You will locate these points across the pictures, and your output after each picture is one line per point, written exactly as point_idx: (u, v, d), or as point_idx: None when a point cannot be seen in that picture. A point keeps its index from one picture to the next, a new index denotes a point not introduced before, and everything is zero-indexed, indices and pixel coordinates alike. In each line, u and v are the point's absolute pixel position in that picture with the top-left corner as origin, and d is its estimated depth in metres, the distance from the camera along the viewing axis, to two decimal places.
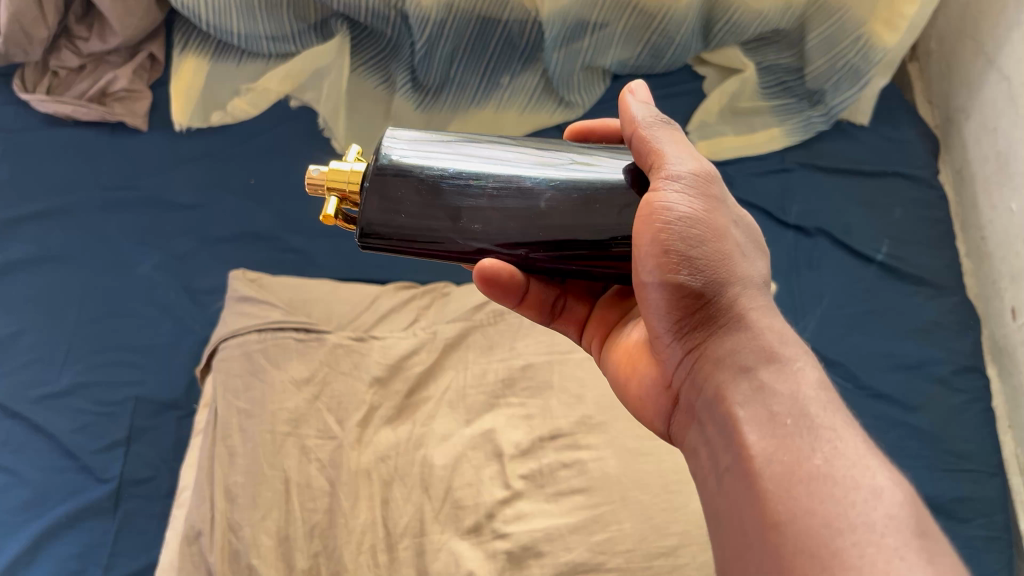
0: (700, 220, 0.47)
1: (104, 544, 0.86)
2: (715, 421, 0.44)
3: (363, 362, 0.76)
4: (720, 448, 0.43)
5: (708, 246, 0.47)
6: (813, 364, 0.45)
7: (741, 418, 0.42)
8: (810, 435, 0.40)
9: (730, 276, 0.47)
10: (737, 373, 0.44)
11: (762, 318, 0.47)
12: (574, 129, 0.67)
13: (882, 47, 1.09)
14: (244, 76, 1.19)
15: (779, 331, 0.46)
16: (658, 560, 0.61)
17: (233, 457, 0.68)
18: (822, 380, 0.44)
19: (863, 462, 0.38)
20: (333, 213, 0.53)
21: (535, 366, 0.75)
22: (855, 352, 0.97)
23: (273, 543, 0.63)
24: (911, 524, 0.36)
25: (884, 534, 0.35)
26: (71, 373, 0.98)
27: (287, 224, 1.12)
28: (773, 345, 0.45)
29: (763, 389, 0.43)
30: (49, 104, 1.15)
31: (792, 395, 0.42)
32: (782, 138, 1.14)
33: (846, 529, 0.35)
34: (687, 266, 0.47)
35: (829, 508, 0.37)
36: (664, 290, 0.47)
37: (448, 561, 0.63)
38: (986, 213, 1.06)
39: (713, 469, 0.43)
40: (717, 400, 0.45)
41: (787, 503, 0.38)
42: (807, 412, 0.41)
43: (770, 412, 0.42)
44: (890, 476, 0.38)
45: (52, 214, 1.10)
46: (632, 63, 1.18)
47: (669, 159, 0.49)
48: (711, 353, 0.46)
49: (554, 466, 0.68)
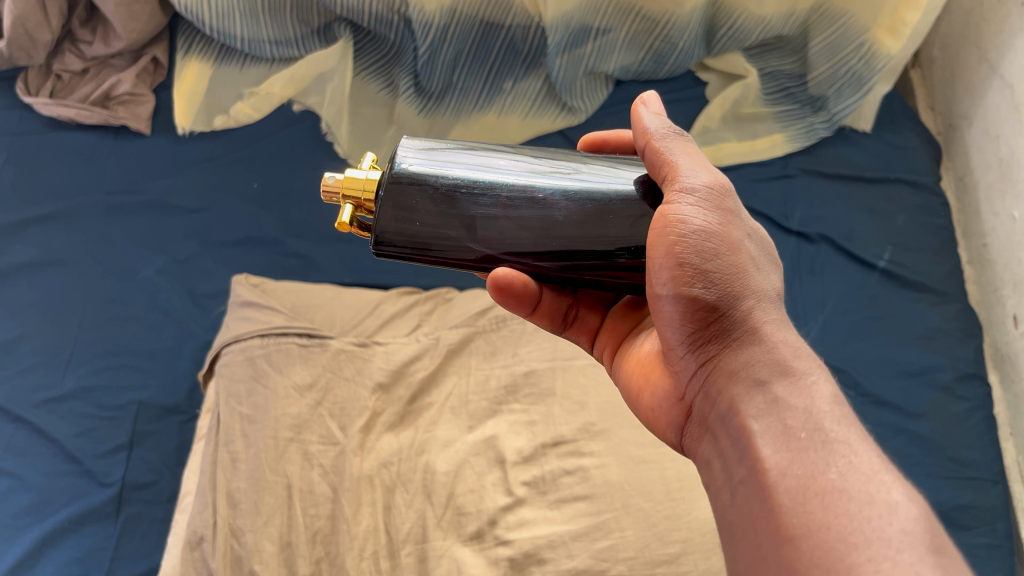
0: (715, 233, 0.47)
1: (106, 549, 0.86)
2: (729, 433, 0.44)
3: (366, 368, 0.76)
4: (733, 461, 0.43)
5: (723, 259, 0.47)
6: (827, 377, 0.45)
7: (755, 431, 0.42)
8: (825, 449, 0.40)
9: (746, 289, 0.47)
10: (751, 386, 0.44)
11: (776, 331, 0.47)
12: (589, 140, 0.68)
13: (885, 53, 1.08)
14: (247, 80, 1.19)
15: (793, 344, 0.46)
16: (660, 568, 0.61)
17: (236, 463, 0.68)
18: (836, 394, 0.44)
19: (877, 477, 0.38)
20: (348, 221, 0.55)
21: (537, 372, 0.76)
22: (857, 358, 0.97)
23: (275, 549, 0.63)
24: (926, 539, 0.36)
25: (899, 549, 0.35)
26: (74, 376, 0.98)
27: (290, 229, 1.12)
28: (786, 359, 0.45)
29: (777, 402, 0.43)
30: (53, 108, 1.15)
31: (807, 409, 0.42)
32: (784, 144, 1.14)
33: (862, 544, 0.35)
34: (702, 279, 0.47)
35: (844, 523, 0.36)
36: (678, 302, 0.47)
37: (449, 567, 0.62)
38: (988, 220, 1.06)
39: (726, 481, 0.43)
40: (730, 412, 0.45)
41: (801, 518, 0.38)
42: (821, 426, 0.41)
43: (784, 426, 0.42)
44: (905, 491, 0.38)
45: (55, 217, 1.10)
46: (635, 68, 1.19)
47: (683, 172, 0.49)
48: (725, 365, 0.46)
49: (556, 473, 0.68)
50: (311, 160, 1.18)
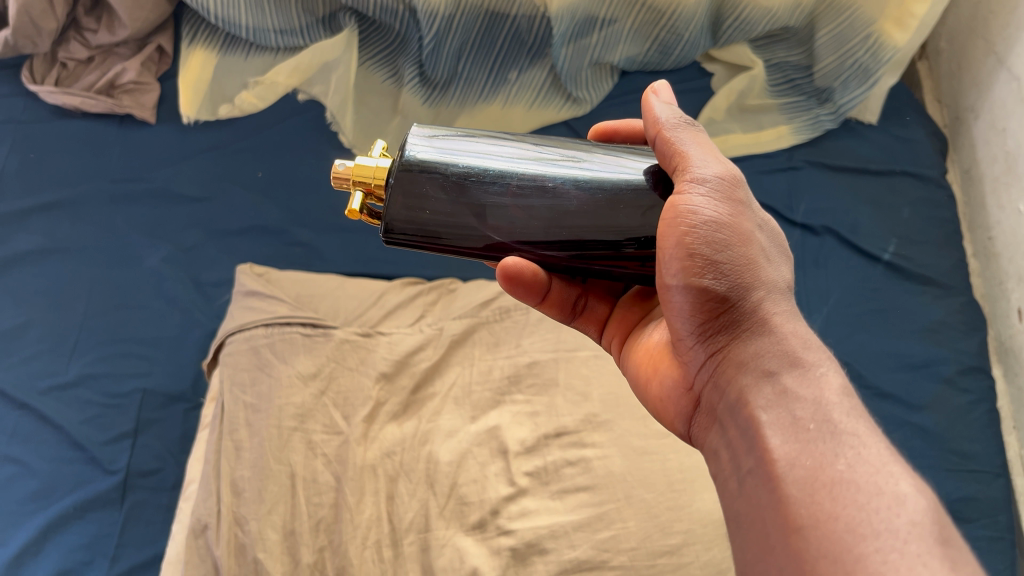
0: (726, 224, 0.47)
1: (111, 535, 0.87)
2: (737, 424, 0.45)
3: (370, 357, 0.77)
4: (742, 451, 0.43)
5: (733, 250, 0.47)
6: (837, 368, 0.45)
7: (764, 422, 0.43)
8: (834, 440, 0.40)
9: (755, 281, 0.47)
10: (761, 377, 0.45)
11: (786, 322, 0.47)
12: (597, 129, 0.68)
13: (892, 45, 1.08)
14: (253, 69, 1.19)
15: (803, 335, 0.46)
16: (662, 559, 0.61)
17: (240, 452, 0.68)
18: (845, 384, 0.44)
19: (887, 468, 0.38)
20: (358, 208, 0.55)
21: (540, 363, 0.76)
22: (859, 351, 0.97)
23: (279, 537, 0.64)
24: (934, 531, 0.36)
25: (906, 541, 0.35)
26: (80, 364, 0.98)
27: (295, 218, 1.13)
28: (796, 350, 0.45)
29: (786, 393, 0.43)
30: (58, 96, 1.15)
31: (816, 400, 0.42)
32: (789, 136, 1.14)
33: (870, 535, 0.35)
34: (712, 270, 0.47)
35: (852, 514, 0.37)
36: (688, 293, 0.47)
37: (451, 556, 0.63)
38: (994, 214, 1.05)
39: (734, 471, 0.44)
40: (739, 403, 0.45)
41: (809, 509, 0.38)
42: (830, 417, 0.41)
43: (793, 417, 0.42)
44: (914, 483, 0.38)
45: (61, 205, 1.10)
46: (640, 59, 1.18)
47: (694, 161, 0.49)
48: (734, 356, 0.46)
49: (559, 463, 0.68)
50: (316, 149, 1.17)
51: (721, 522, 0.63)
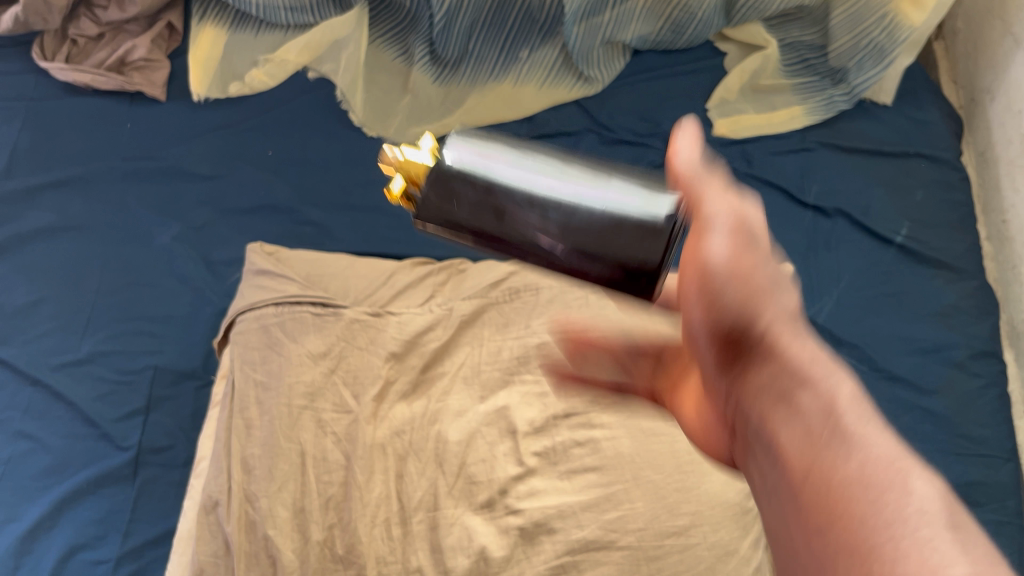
0: (724, 254, 0.37)
1: (124, 510, 0.88)
2: (762, 454, 0.34)
3: (380, 337, 0.76)
4: (771, 489, 0.33)
5: (728, 269, 0.37)
6: (853, 374, 0.34)
7: (780, 453, 0.32)
8: (846, 441, 0.31)
9: (759, 301, 0.37)
10: (777, 403, 0.34)
11: (797, 344, 0.36)
12: None
13: (909, 25, 1.07)
14: (262, 46, 1.20)
15: (817, 355, 0.35)
16: (669, 539, 0.62)
17: (250, 430, 0.69)
18: (860, 391, 0.33)
19: (904, 458, 0.30)
20: None
21: (548, 345, 0.75)
22: (873, 334, 0.97)
23: (289, 515, 0.64)
24: (949, 509, 0.28)
25: (919, 525, 0.28)
26: (92, 341, 0.99)
27: (304, 196, 1.12)
28: (806, 363, 0.35)
29: (790, 405, 0.33)
30: (69, 73, 1.15)
31: (824, 404, 0.32)
32: (804, 116, 1.13)
33: (886, 530, 0.28)
34: (715, 305, 0.38)
35: (869, 520, 0.29)
36: (708, 341, 0.38)
37: (460, 535, 0.64)
38: (1009, 196, 1.04)
39: (769, 523, 0.33)
40: (758, 428, 0.35)
41: (829, 533, 0.30)
42: (844, 416, 0.32)
43: (806, 431, 0.32)
44: (933, 471, 0.30)
45: (72, 182, 1.10)
46: (653, 38, 1.17)
47: (676, 163, 0.40)
48: (751, 404, 0.35)
49: (568, 444, 0.69)
50: (326, 128, 1.17)
51: (728, 503, 0.64)
